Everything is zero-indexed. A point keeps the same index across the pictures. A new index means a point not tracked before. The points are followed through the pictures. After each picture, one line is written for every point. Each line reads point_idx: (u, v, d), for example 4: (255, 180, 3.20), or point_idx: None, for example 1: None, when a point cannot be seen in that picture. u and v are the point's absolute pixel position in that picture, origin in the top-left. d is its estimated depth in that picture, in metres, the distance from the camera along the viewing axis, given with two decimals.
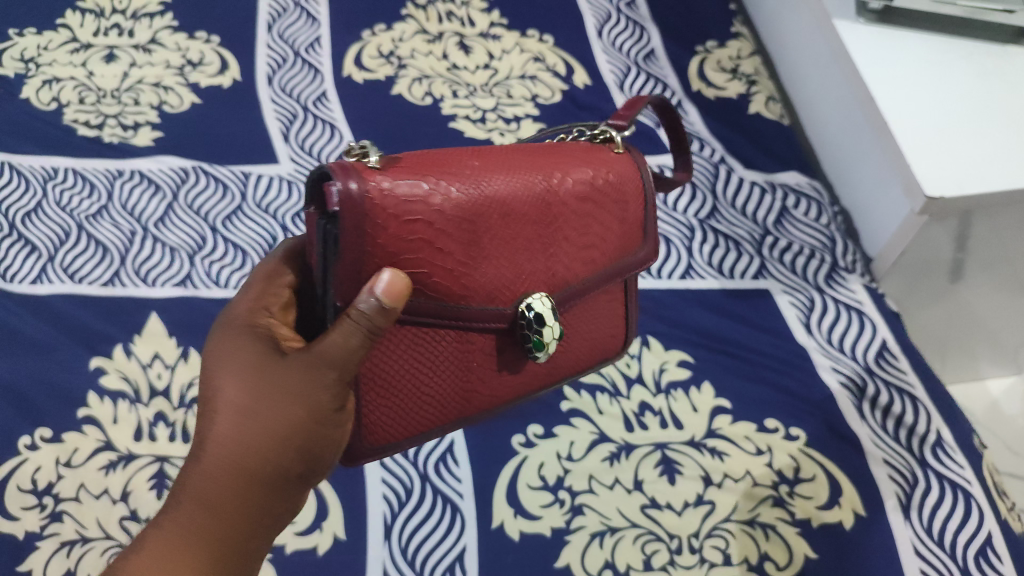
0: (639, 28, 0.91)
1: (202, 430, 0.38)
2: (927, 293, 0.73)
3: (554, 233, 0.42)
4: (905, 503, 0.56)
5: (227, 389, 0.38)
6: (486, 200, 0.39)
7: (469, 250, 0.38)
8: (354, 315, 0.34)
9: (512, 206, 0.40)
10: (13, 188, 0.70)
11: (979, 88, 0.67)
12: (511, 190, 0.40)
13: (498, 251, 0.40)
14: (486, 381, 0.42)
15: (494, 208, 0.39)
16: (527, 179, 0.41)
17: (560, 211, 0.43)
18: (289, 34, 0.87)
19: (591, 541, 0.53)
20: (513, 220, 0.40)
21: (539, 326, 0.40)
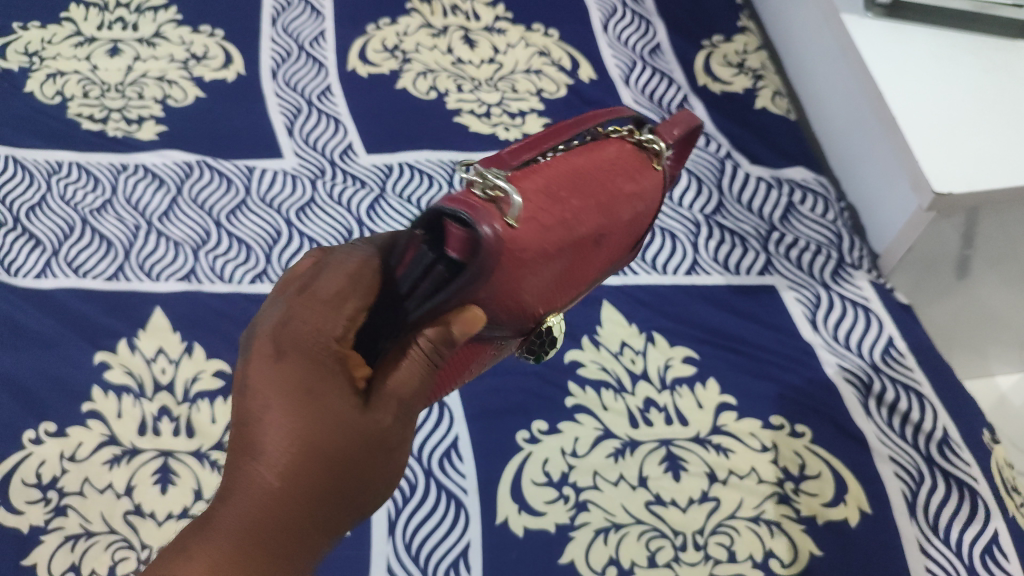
0: (645, 22, 0.90)
1: (254, 464, 0.32)
2: (934, 288, 0.72)
3: (616, 254, 0.43)
4: (911, 500, 0.55)
5: (283, 422, 0.32)
6: (581, 234, 0.38)
7: (554, 285, 0.38)
8: (423, 348, 0.34)
9: (598, 239, 0.40)
10: (17, 182, 0.70)
11: (988, 84, 0.66)
12: (601, 223, 0.40)
13: (572, 280, 0.40)
14: (473, 369, 0.42)
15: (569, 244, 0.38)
16: (614, 207, 0.41)
17: (628, 235, 0.43)
18: (293, 28, 0.86)
19: (595, 538, 0.53)
20: (595, 251, 0.40)
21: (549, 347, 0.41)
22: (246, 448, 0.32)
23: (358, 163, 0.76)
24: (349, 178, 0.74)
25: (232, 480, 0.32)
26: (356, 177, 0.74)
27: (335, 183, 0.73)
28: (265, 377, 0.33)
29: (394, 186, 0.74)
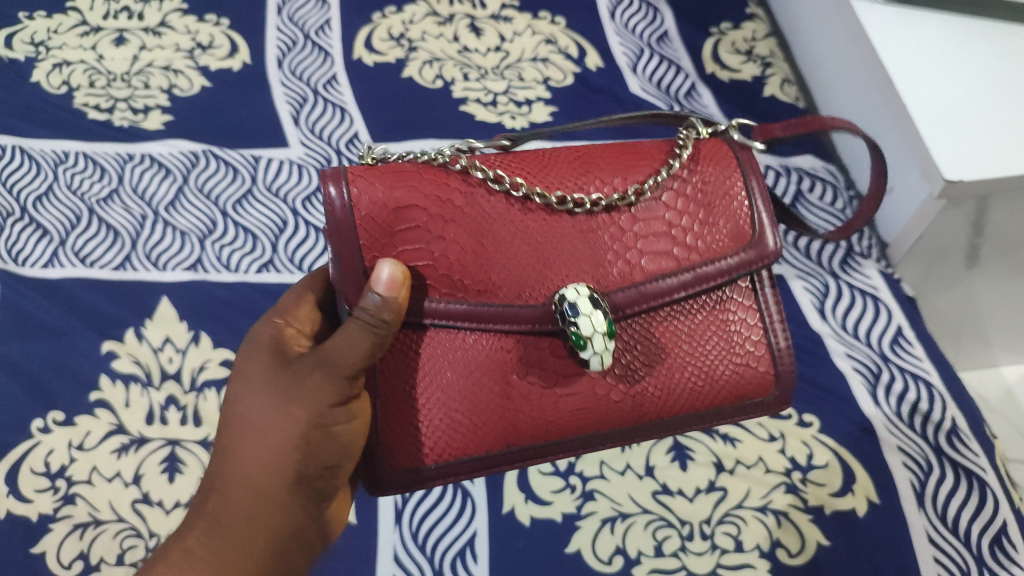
0: (653, 9, 0.89)
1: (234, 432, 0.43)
2: (943, 277, 0.72)
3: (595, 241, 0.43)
4: (920, 491, 0.55)
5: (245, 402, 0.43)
6: (477, 215, 0.42)
7: (472, 253, 0.42)
8: (357, 313, 0.38)
9: (525, 228, 0.42)
10: (24, 172, 0.70)
11: (1001, 70, 0.65)
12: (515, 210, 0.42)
13: (512, 254, 0.42)
14: (522, 402, 0.43)
15: (480, 198, 0.42)
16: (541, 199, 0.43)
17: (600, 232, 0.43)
18: (299, 17, 0.86)
19: (602, 527, 0.53)
20: (532, 235, 0.42)
21: (572, 317, 0.40)
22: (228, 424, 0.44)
23: (364, 152, 0.75)
24: None
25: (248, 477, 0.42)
26: None
27: None
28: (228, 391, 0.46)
29: None
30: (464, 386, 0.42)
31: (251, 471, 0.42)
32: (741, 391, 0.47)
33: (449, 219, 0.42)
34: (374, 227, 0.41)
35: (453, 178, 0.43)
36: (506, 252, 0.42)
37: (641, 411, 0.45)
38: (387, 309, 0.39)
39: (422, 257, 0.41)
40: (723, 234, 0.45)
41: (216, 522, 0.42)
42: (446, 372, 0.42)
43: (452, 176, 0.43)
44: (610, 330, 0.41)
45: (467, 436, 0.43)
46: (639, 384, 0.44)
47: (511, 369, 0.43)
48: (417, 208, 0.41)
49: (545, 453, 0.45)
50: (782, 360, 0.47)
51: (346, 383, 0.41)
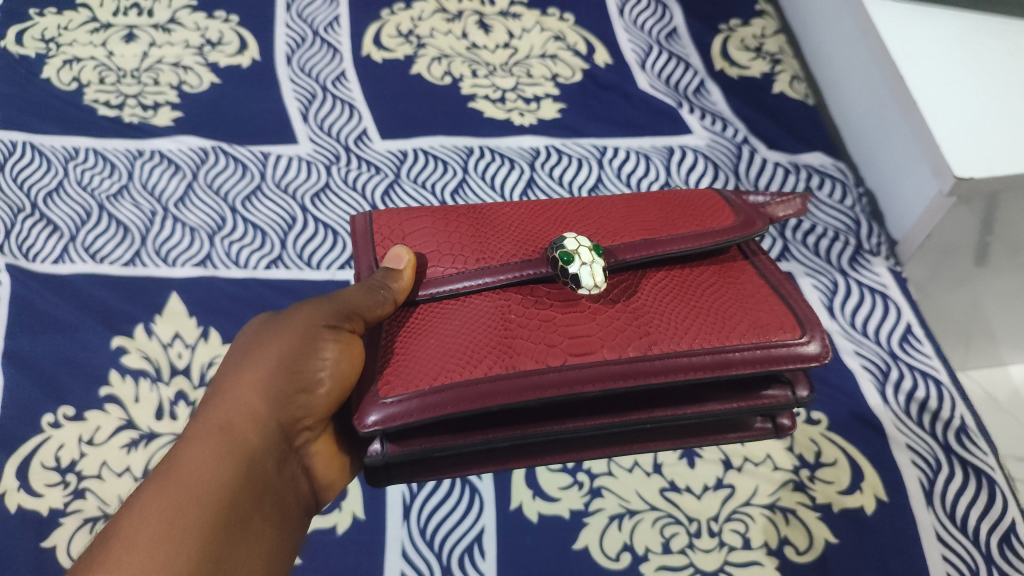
0: (661, 5, 0.89)
1: (234, 363, 0.46)
2: (952, 276, 0.72)
3: (583, 223, 0.50)
4: (928, 489, 0.55)
5: (245, 342, 0.47)
6: (482, 222, 0.52)
7: (477, 240, 0.50)
8: (366, 281, 0.46)
9: (523, 224, 0.51)
10: (35, 168, 0.70)
11: (1013, 68, 0.65)
12: (514, 219, 0.52)
13: (513, 236, 0.50)
14: (525, 337, 0.44)
15: (484, 215, 0.52)
16: (536, 212, 0.52)
17: (590, 218, 0.51)
18: (308, 13, 0.86)
19: (609, 524, 0.53)
20: (530, 227, 0.51)
21: (559, 241, 0.46)
22: (231, 359, 0.47)
23: (372, 149, 0.75)
24: (364, 163, 0.74)
25: (240, 395, 0.44)
26: (371, 162, 0.74)
27: (350, 169, 0.73)
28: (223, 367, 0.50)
29: (408, 172, 0.73)
30: (461, 326, 0.46)
31: (246, 389, 0.44)
32: (756, 328, 0.44)
33: (456, 226, 0.51)
34: (390, 233, 0.52)
35: (460, 210, 0.53)
36: (501, 236, 0.50)
37: (646, 338, 0.44)
38: (394, 279, 0.46)
39: (428, 245, 0.50)
40: (705, 216, 0.51)
41: (207, 430, 0.42)
42: (444, 323, 0.46)
43: (460, 211, 0.53)
44: (597, 254, 0.45)
45: (467, 365, 0.43)
46: (639, 320, 0.45)
47: (506, 310, 0.46)
48: (428, 220, 0.52)
49: (560, 384, 0.42)
50: (802, 307, 0.46)
51: (340, 319, 0.45)
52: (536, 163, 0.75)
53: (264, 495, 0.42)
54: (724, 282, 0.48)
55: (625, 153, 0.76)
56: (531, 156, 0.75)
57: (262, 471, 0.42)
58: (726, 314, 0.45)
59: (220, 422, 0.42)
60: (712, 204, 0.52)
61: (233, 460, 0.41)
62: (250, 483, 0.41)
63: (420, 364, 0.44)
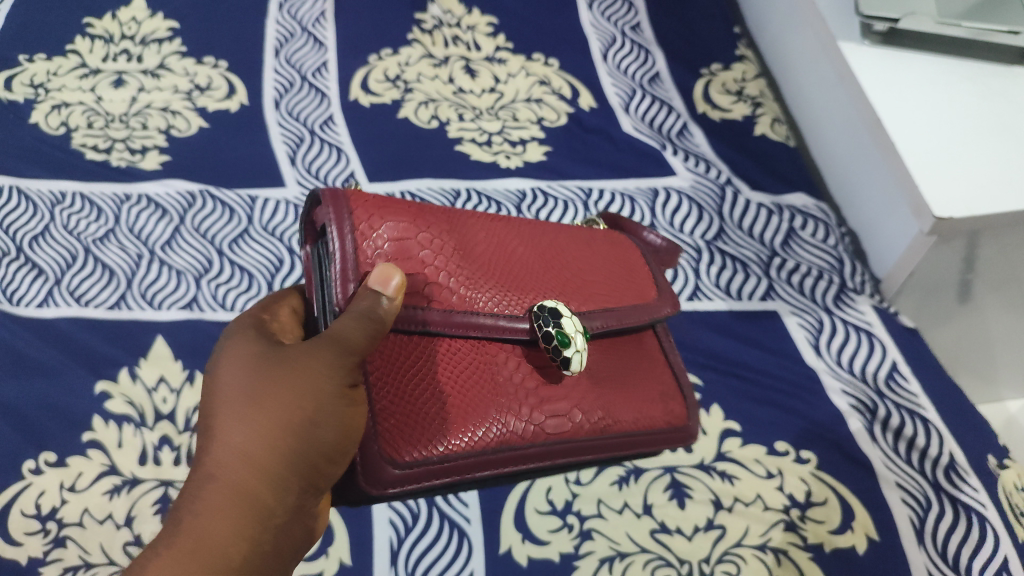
0: (644, 51, 0.91)
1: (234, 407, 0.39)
2: (936, 314, 0.72)
3: (551, 279, 0.50)
4: (919, 527, 0.55)
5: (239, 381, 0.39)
6: (462, 246, 0.47)
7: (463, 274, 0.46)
8: (367, 309, 0.39)
9: (498, 265, 0.48)
10: (20, 212, 0.70)
11: (986, 111, 0.66)
12: (491, 254, 0.48)
13: (493, 279, 0.47)
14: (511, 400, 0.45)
15: (461, 233, 0.48)
16: (509, 250, 0.50)
17: (556, 273, 0.50)
18: (296, 59, 0.87)
19: (600, 567, 0.53)
20: (504, 271, 0.48)
21: (555, 320, 0.45)
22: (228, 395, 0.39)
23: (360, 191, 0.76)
24: None
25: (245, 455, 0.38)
26: None
27: None
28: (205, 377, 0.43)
29: None
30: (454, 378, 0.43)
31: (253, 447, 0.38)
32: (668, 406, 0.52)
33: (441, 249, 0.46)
34: (374, 239, 0.44)
35: (435, 213, 0.48)
36: (483, 275, 0.47)
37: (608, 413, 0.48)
38: (387, 309, 0.39)
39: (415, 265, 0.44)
40: (644, 285, 0.54)
41: (213, 496, 0.37)
42: (432, 370, 0.43)
43: (435, 215, 0.48)
44: (581, 334, 0.46)
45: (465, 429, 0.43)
46: (601, 393, 0.48)
47: (494, 368, 0.45)
48: (414, 225, 0.45)
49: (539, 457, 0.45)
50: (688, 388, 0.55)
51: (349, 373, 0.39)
52: (522, 205, 0.75)
53: (269, 559, 0.38)
54: (646, 350, 0.54)
55: (610, 195, 0.77)
56: (517, 199, 0.76)
57: (272, 537, 0.38)
58: (653, 396, 0.52)
59: (232, 486, 0.37)
60: (648, 274, 0.56)
61: (244, 531, 0.37)
62: (259, 552, 0.37)
63: (418, 417, 0.42)
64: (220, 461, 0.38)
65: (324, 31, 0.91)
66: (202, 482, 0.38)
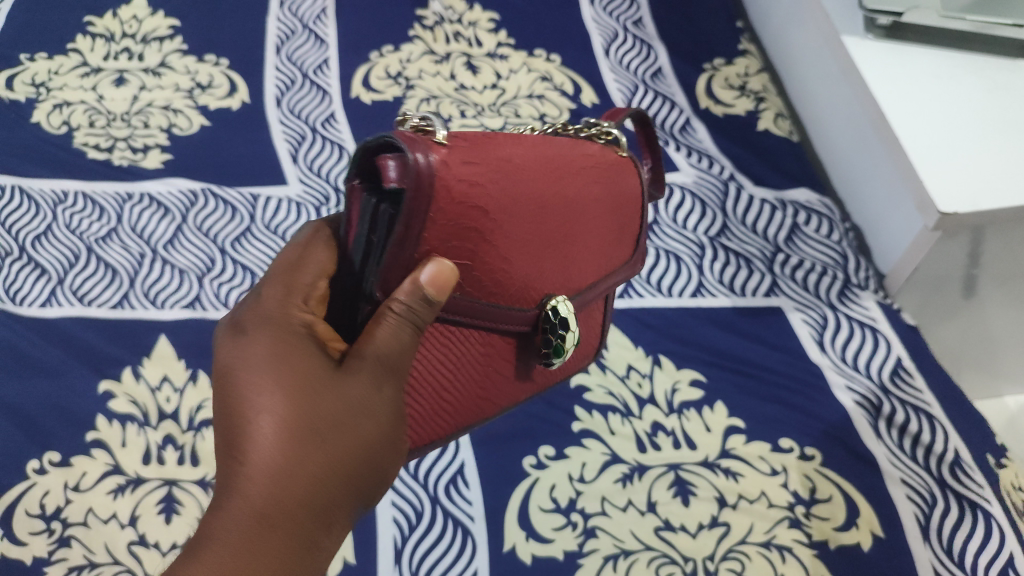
0: (646, 46, 0.91)
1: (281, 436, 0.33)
2: (941, 309, 0.72)
3: (570, 244, 0.42)
4: (924, 523, 0.55)
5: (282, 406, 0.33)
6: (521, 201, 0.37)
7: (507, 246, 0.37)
8: (412, 314, 0.33)
9: (542, 225, 0.39)
10: (23, 212, 0.70)
11: (991, 105, 0.66)
12: (540, 210, 0.39)
13: (528, 249, 0.39)
14: (494, 386, 0.41)
15: (522, 175, 0.37)
16: (558, 200, 0.40)
17: (577, 234, 0.43)
18: (297, 57, 0.87)
19: (605, 564, 0.53)
20: (541, 234, 0.39)
21: (562, 332, 0.40)
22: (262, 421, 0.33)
23: None
24: None
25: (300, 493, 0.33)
26: None
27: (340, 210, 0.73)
28: (228, 369, 0.35)
29: None
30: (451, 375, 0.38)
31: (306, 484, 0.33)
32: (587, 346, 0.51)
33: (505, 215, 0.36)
34: (454, 207, 0.34)
35: (495, 147, 0.37)
36: (523, 245, 0.38)
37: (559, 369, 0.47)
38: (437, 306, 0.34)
39: (465, 255, 0.35)
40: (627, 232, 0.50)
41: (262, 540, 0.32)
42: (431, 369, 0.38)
43: (497, 151, 0.37)
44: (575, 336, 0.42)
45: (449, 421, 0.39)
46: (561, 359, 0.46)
47: (490, 358, 0.40)
48: (488, 176, 0.35)
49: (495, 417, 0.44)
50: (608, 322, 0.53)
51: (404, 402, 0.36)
52: None
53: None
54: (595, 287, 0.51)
55: None
56: None
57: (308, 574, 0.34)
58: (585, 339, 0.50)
59: (283, 528, 0.33)
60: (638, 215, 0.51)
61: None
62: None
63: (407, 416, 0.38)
64: (260, 498, 0.32)
65: (325, 28, 0.90)
66: (246, 516, 0.32)
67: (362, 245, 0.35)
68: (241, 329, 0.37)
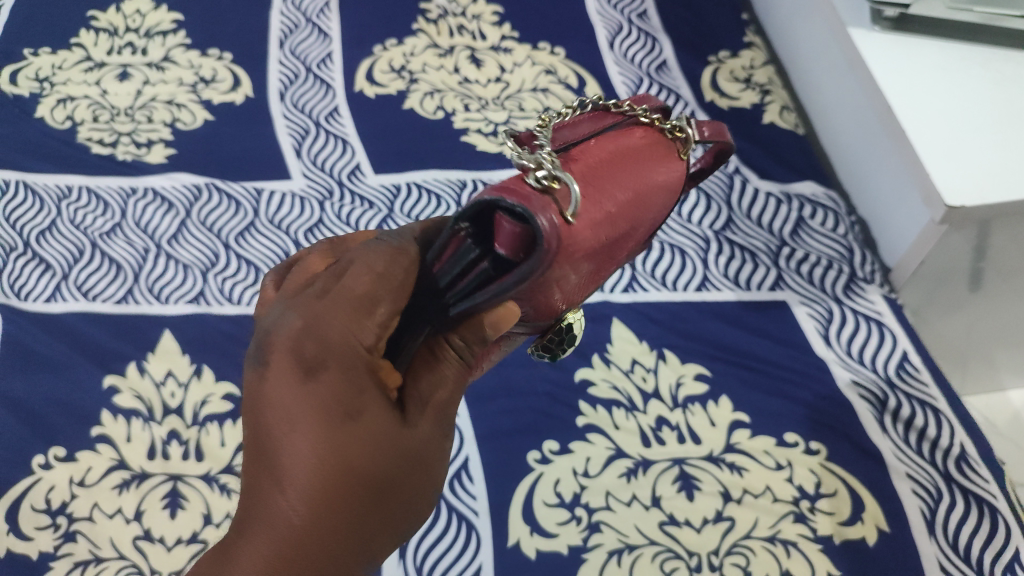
0: (651, 39, 0.90)
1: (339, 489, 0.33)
2: (947, 302, 0.71)
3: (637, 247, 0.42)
4: (930, 518, 0.54)
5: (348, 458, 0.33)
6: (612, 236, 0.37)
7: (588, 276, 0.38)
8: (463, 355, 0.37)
9: (624, 248, 0.39)
10: (27, 207, 0.70)
11: (999, 96, 0.65)
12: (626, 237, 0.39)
13: (603, 270, 0.39)
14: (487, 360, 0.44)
15: (618, 209, 0.37)
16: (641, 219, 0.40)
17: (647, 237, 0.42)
18: (301, 50, 0.87)
19: (609, 559, 0.53)
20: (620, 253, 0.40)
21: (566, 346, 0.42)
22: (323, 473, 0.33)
23: (366, 183, 0.76)
24: (357, 199, 0.74)
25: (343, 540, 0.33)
26: (364, 198, 0.74)
27: (343, 204, 0.73)
28: (280, 391, 0.34)
29: (401, 206, 0.74)
30: None
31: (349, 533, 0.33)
32: None
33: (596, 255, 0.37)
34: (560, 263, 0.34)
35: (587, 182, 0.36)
36: (601, 269, 0.39)
37: None
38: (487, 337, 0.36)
39: (546, 293, 0.36)
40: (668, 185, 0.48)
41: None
42: None
43: (592, 187, 0.36)
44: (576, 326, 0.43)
45: None
46: None
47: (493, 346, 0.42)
48: (588, 224, 0.35)
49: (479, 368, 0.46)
50: None
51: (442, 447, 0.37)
52: None
53: None
54: None
55: None
56: None
57: None
58: None
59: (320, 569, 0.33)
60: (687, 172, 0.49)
61: None
62: None
63: None
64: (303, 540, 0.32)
65: (328, 22, 0.90)
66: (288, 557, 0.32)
67: (448, 278, 0.35)
68: (299, 348, 0.34)
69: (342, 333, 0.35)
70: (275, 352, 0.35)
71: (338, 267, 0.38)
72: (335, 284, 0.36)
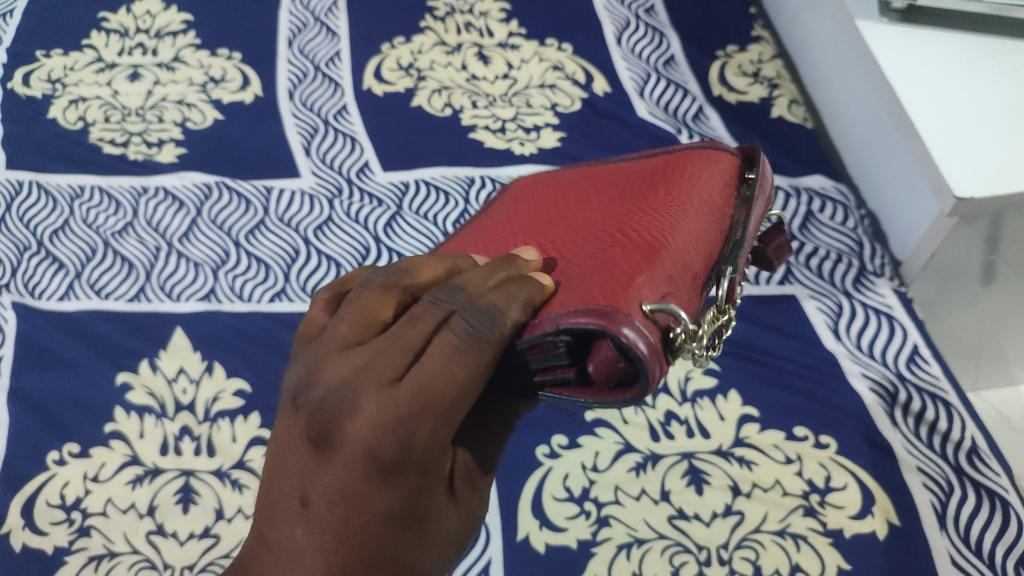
0: (659, 34, 0.90)
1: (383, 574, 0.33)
2: (958, 296, 0.71)
3: None
4: (941, 511, 0.54)
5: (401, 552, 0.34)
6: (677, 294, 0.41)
7: None
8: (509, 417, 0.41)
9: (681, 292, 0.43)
10: (40, 206, 0.71)
11: (1010, 87, 0.65)
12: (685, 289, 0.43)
13: None
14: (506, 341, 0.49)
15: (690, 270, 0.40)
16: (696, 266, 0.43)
17: None
18: (309, 49, 0.87)
19: (618, 553, 0.53)
20: None
21: None
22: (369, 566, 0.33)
23: (375, 181, 0.76)
24: (366, 196, 0.74)
25: None
26: (373, 195, 0.75)
27: (353, 202, 0.74)
28: (355, 497, 0.32)
29: (410, 204, 0.74)
30: None
31: None
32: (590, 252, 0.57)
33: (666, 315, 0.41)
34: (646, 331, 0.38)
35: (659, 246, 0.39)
36: None
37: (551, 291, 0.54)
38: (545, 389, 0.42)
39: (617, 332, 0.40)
40: None
41: None
42: None
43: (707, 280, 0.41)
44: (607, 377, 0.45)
45: None
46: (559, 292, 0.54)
47: None
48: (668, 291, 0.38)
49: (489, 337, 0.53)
50: None
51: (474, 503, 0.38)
52: None
53: None
54: None
55: None
56: None
57: None
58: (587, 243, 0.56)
59: None
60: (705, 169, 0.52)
61: None
62: None
63: None
64: None
65: (337, 20, 0.91)
66: None
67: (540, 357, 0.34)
68: (379, 450, 0.31)
69: (428, 442, 0.32)
70: (345, 447, 0.32)
71: (416, 333, 0.33)
72: (430, 366, 0.31)
